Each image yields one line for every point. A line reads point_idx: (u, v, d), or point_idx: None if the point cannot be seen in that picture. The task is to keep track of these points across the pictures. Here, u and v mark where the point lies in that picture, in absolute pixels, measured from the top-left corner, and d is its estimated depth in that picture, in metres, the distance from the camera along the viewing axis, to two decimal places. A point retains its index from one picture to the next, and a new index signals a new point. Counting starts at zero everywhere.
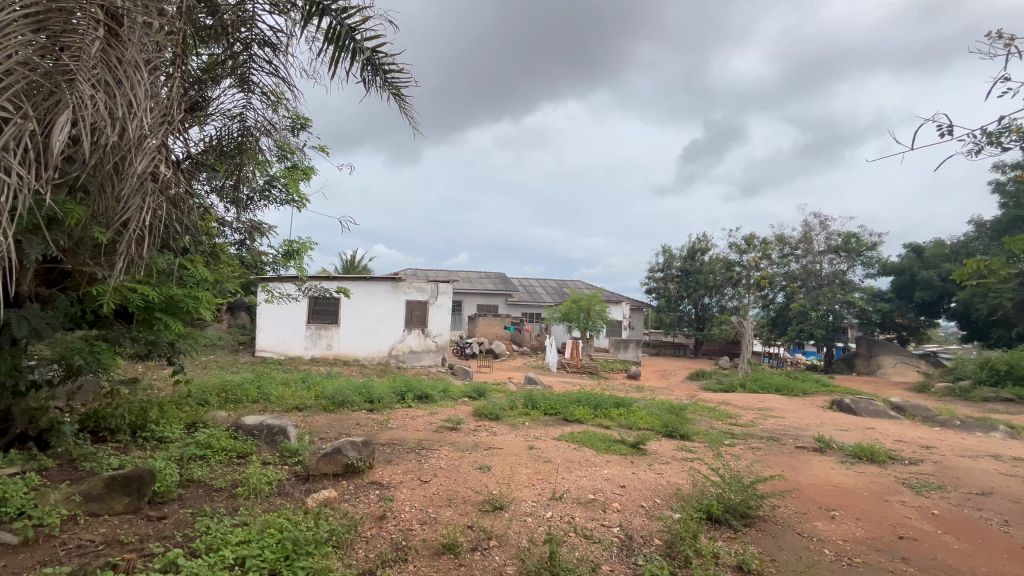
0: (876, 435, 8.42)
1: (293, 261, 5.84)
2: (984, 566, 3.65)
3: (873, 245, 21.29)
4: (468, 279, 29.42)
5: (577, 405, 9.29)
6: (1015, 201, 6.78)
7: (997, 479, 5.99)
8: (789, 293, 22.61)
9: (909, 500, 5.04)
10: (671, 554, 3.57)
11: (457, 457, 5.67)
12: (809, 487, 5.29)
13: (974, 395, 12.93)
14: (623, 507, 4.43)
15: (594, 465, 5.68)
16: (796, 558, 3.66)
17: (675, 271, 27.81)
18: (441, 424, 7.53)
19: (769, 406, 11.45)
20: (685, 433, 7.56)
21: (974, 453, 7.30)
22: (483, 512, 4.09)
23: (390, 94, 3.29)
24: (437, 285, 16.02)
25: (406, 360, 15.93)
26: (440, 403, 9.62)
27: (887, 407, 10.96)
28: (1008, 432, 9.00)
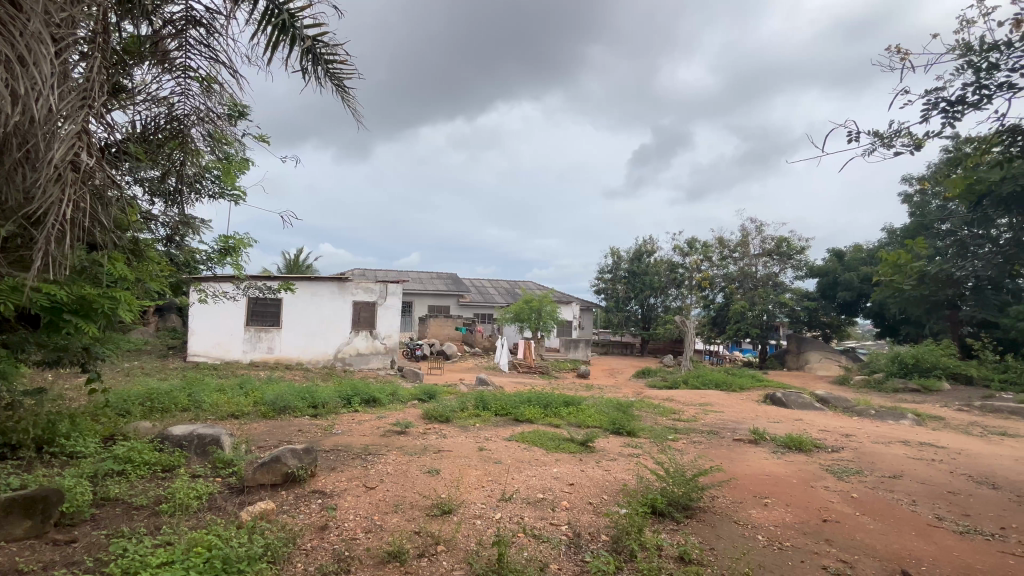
0: (803, 425, 9.05)
1: (231, 258, 5.48)
2: (896, 545, 3.97)
3: (802, 249, 22.90)
4: (419, 279, 28.93)
5: (527, 405, 9.35)
6: (918, 209, 7.59)
7: (907, 462, 6.57)
8: (728, 294, 23.84)
9: (833, 485, 5.45)
10: (617, 549, 3.64)
11: (405, 462, 5.54)
12: (745, 477, 5.59)
13: (887, 385, 14.20)
14: (571, 505, 4.49)
15: (544, 465, 5.72)
16: (732, 545, 3.84)
17: (622, 272, 28.93)
18: (389, 428, 7.33)
19: (709, 401, 12.03)
20: (631, 429, 7.80)
21: (887, 439, 8.00)
22: (430, 517, 4.01)
23: (332, 86, 3.15)
24: (386, 285, 15.59)
25: (353, 363, 15.41)
26: (388, 406, 9.38)
27: (812, 399, 11.80)
28: (916, 419, 9.92)
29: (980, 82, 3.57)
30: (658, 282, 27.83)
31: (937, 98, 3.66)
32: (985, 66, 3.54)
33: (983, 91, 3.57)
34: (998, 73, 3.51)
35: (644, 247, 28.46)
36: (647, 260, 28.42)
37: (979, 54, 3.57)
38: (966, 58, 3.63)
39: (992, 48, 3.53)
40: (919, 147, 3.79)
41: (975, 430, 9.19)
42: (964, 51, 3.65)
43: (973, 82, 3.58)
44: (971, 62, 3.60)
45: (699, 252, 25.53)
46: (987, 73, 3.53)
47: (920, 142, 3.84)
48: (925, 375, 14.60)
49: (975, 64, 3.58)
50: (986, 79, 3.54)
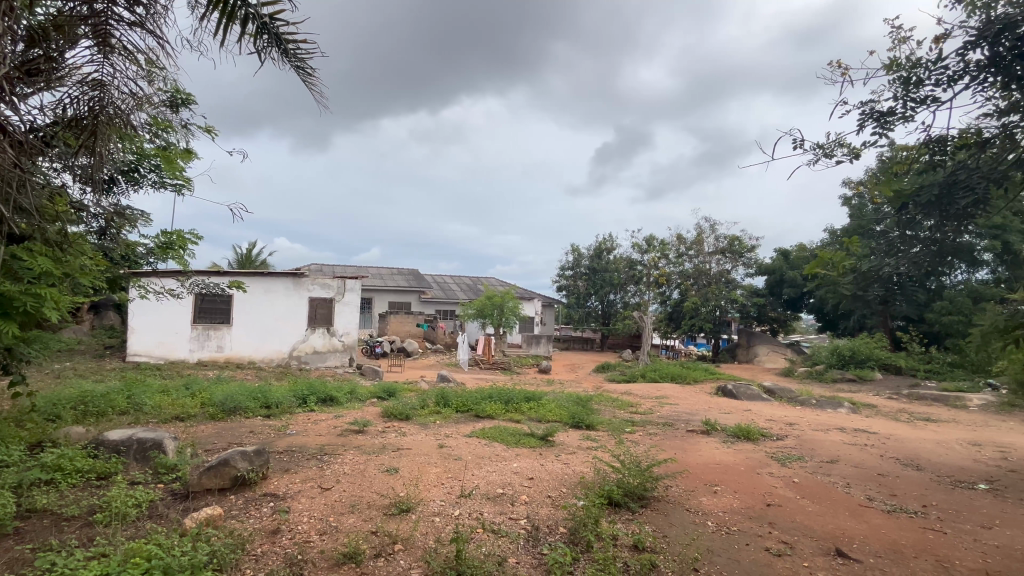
0: (751, 416, 9.51)
1: (173, 253, 5.18)
2: (831, 525, 4.25)
3: (752, 247, 23.98)
4: (379, 275, 28.34)
5: (488, 401, 9.37)
6: (855, 211, 8.06)
7: (843, 448, 7.04)
8: (683, 291, 24.64)
9: (776, 471, 5.76)
10: (574, 541, 3.72)
11: (363, 461, 5.43)
12: (696, 466, 5.82)
13: (827, 376, 15.12)
14: (530, 499, 4.53)
15: (504, 460, 5.75)
16: (683, 532, 4.00)
17: (583, 269, 29.43)
18: (346, 427, 7.16)
19: (665, 394, 12.43)
20: (591, 423, 7.94)
21: (826, 427, 8.53)
22: (388, 516, 3.95)
23: (292, 67, 3.02)
24: (344, 281, 15.16)
25: (309, 361, 14.92)
26: (346, 405, 9.18)
27: (760, 390, 12.40)
28: (851, 407, 10.65)
29: (908, 96, 3.83)
30: (618, 278, 28.52)
31: (871, 110, 3.91)
32: (912, 81, 3.81)
33: (911, 104, 3.83)
34: (923, 88, 3.78)
35: (604, 245, 29.07)
36: (607, 258, 29.07)
37: (906, 69, 3.84)
38: (896, 73, 3.90)
39: (918, 64, 3.80)
40: (857, 155, 4.04)
41: (902, 416, 9.95)
42: (895, 67, 3.93)
43: (902, 96, 3.85)
44: (900, 77, 3.86)
45: (657, 250, 26.26)
46: (913, 88, 3.80)
47: (857, 151, 4.09)
48: (860, 366, 15.64)
49: (904, 78, 3.84)
50: (912, 93, 3.81)
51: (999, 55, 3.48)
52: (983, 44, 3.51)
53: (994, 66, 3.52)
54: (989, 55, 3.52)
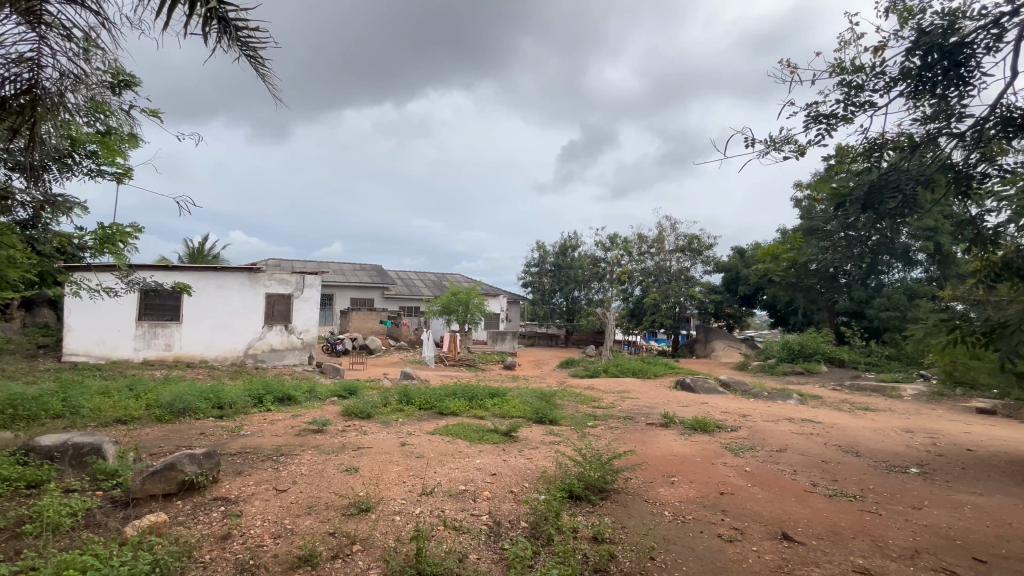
0: (708, 408, 9.88)
1: (111, 249, 4.86)
2: (779, 510, 4.46)
3: (710, 246, 24.84)
4: (341, 270, 27.66)
5: (452, 398, 9.32)
6: (804, 213, 8.49)
7: (791, 437, 7.41)
8: (645, 288, 25.26)
9: (730, 461, 6.00)
10: (535, 534, 3.75)
11: (322, 461, 5.29)
12: (655, 458, 5.99)
13: (777, 369, 15.86)
14: (492, 495, 4.54)
15: (467, 457, 5.74)
16: (641, 523, 4.10)
17: (549, 266, 29.70)
18: (304, 427, 6.96)
19: (626, 389, 12.74)
20: (554, 418, 8.03)
21: (776, 417, 8.96)
22: (347, 516, 3.87)
23: (244, 56, 2.89)
24: (303, 277, 14.70)
25: (266, 359, 14.39)
26: (305, 404, 8.92)
27: (717, 384, 12.89)
28: (799, 399, 11.23)
29: (850, 99, 4.05)
30: (582, 275, 28.93)
31: (816, 111, 4.11)
32: (854, 86, 4.02)
33: (852, 107, 4.05)
34: (863, 93, 4.00)
35: (569, 242, 29.43)
36: (572, 255, 29.44)
37: (849, 74, 4.06)
38: (840, 78, 4.12)
39: (860, 69, 4.02)
40: (803, 154, 4.25)
41: (845, 407, 10.57)
42: (839, 72, 4.14)
43: (844, 99, 4.06)
44: (844, 81, 4.08)
45: (620, 248, 26.82)
46: (854, 92, 4.01)
47: (803, 150, 4.30)
48: (808, 359, 16.49)
49: (846, 83, 4.06)
50: (854, 97, 4.03)
51: (930, 64, 3.72)
52: (916, 53, 3.75)
53: (926, 74, 3.75)
54: (920, 64, 3.76)
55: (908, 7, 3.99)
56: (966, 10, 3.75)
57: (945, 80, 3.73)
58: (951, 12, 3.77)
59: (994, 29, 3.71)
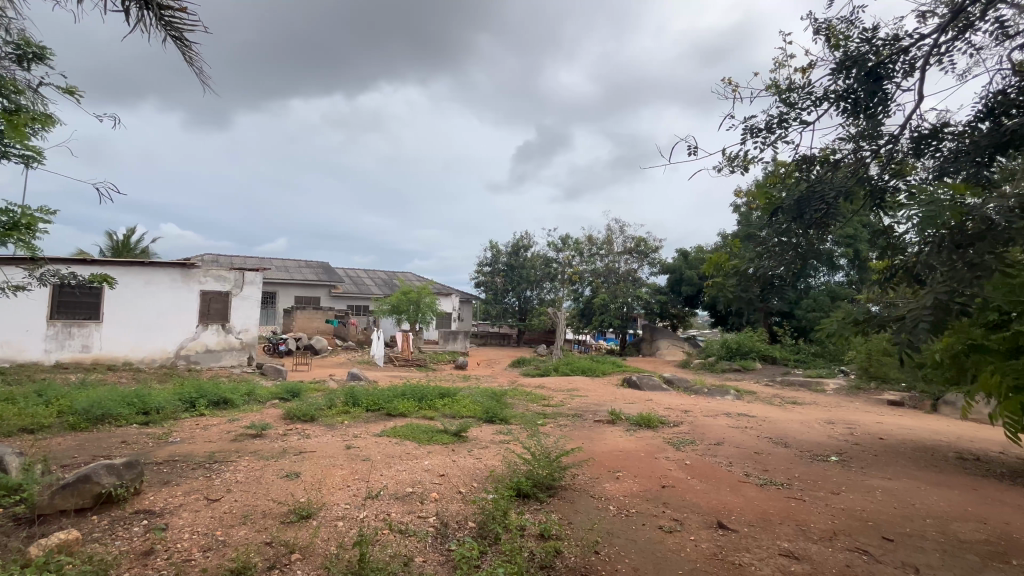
0: (652, 405, 10.26)
1: (14, 239, 4.34)
2: (716, 501, 4.69)
3: (656, 248, 25.82)
4: (284, 267, 26.46)
5: (401, 399, 9.13)
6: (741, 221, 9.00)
7: (728, 431, 7.83)
8: (594, 288, 25.90)
9: (671, 455, 6.25)
10: (483, 534, 3.75)
11: (260, 467, 5.03)
12: (601, 455, 6.13)
13: (717, 367, 16.73)
14: (441, 496, 4.50)
15: (415, 458, 5.64)
16: (587, 518, 4.19)
17: (501, 266, 29.80)
18: (242, 432, 6.58)
19: (575, 387, 13.02)
20: (504, 417, 8.05)
21: (715, 413, 9.44)
22: (286, 524, 3.70)
23: (168, 36, 2.68)
24: (242, 274, 13.93)
25: (200, 361, 13.51)
26: (242, 408, 8.44)
27: (661, 381, 13.42)
28: (735, 394, 11.89)
29: (783, 115, 4.31)
30: (534, 275, 29.20)
31: (755, 127, 4.35)
32: (788, 103, 4.29)
33: (785, 123, 4.31)
34: (795, 110, 4.27)
35: (521, 242, 29.59)
36: (524, 255, 29.62)
37: (783, 92, 4.33)
38: (775, 95, 4.38)
39: (793, 88, 4.30)
40: (745, 168, 4.49)
41: (775, 401, 11.32)
42: (775, 89, 4.41)
43: (779, 115, 4.32)
44: (778, 98, 4.34)
45: (571, 249, 27.37)
46: (788, 109, 4.28)
47: (745, 163, 4.54)
48: (744, 357, 17.50)
49: (780, 100, 4.33)
50: (787, 113, 4.29)
51: (852, 86, 4.04)
52: (841, 75, 4.07)
53: (850, 95, 4.06)
54: (844, 86, 4.07)
55: (834, 33, 4.32)
56: (882, 39, 4.11)
57: (866, 101, 4.05)
58: (870, 39, 4.12)
59: (906, 57, 4.08)
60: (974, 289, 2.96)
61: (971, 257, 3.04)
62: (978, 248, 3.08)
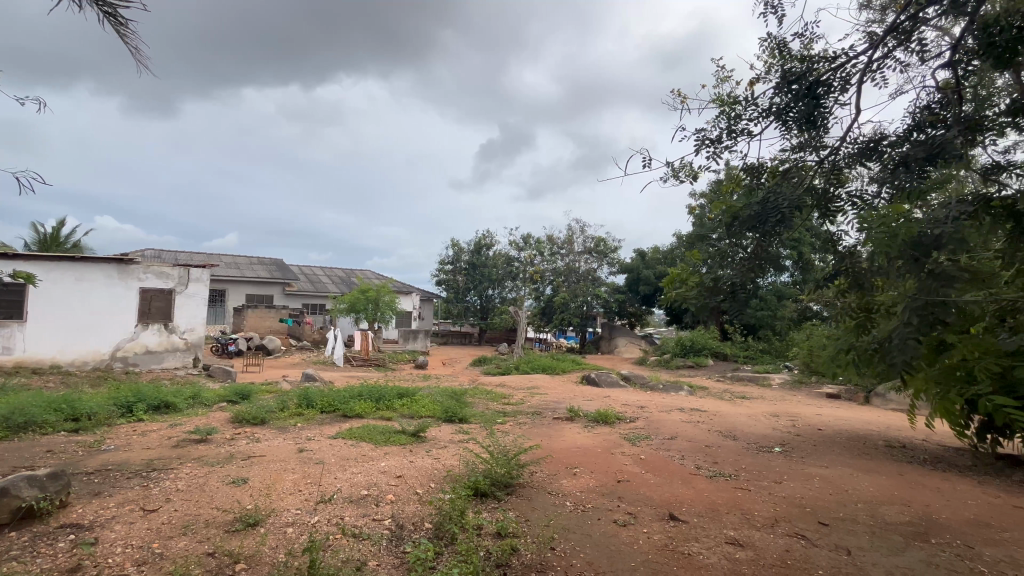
0: (610, 401, 10.48)
1: None
2: (668, 493, 4.84)
3: (616, 249, 26.40)
4: (234, 264, 25.28)
5: (357, 400, 8.91)
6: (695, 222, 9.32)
7: (681, 425, 8.10)
8: (555, 287, 26.21)
9: (627, 450, 6.40)
10: (439, 535, 3.71)
11: (203, 474, 4.78)
12: (559, 452, 6.20)
13: (672, 363, 17.30)
14: (397, 498, 4.42)
15: (372, 460, 5.52)
16: (544, 515, 4.22)
17: (463, 264, 29.62)
18: (184, 437, 6.23)
19: (535, 385, 13.13)
20: (463, 416, 7.99)
21: (670, 408, 9.75)
22: (231, 533, 3.53)
23: (100, 12, 2.51)
24: (187, 270, 13.23)
25: (139, 363, 12.70)
26: (186, 411, 8.00)
27: (619, 378, 13.74)
28: (689, 390, 12.33)
29: (730, 127, 4.48)
30: (495, 274, 29.16)
31: (705, 137, 4.50)
32: (733, 115, 4.47)
33: (733, 134, 4.49)
34: (741, 122, 4.45)
35: (483, 241, 29.46)
36: (486, 254, 29.51)
37: (729, 104, 4.50)
38: (723, 107, 4.54)
39: (736, 102, 4.48)
40: (698, 178, 4.63)
41: (726, 396, 11.81)
42: (721, 102, 4.58)
43: (726, 127, 4.49)
44: (724, 111, 4.51)
45: (533, 248, 27.57)
46: (734, 121, 4.45)
47: (695, 173, 4.68)
48: (697, 354, 18.14)
49: (727, 112, 4.50)
50: (733, 125, 4.47)
51: (794, 100, 4.26)
52: (782, 89, 4.27)
53: (791, 108, 4.27)
54: (785, 100, 4.28)
55: (777, 47, 4.52)
56: (821, 55, 4.35)
57: (808, 113, 4.27)
58: (808, 56, 4.35)
59: (841, 73, 4.34)
60: (942, 298, 3.14)
61: (932, 266, 3.23)
62: (932, 257, 3.25)
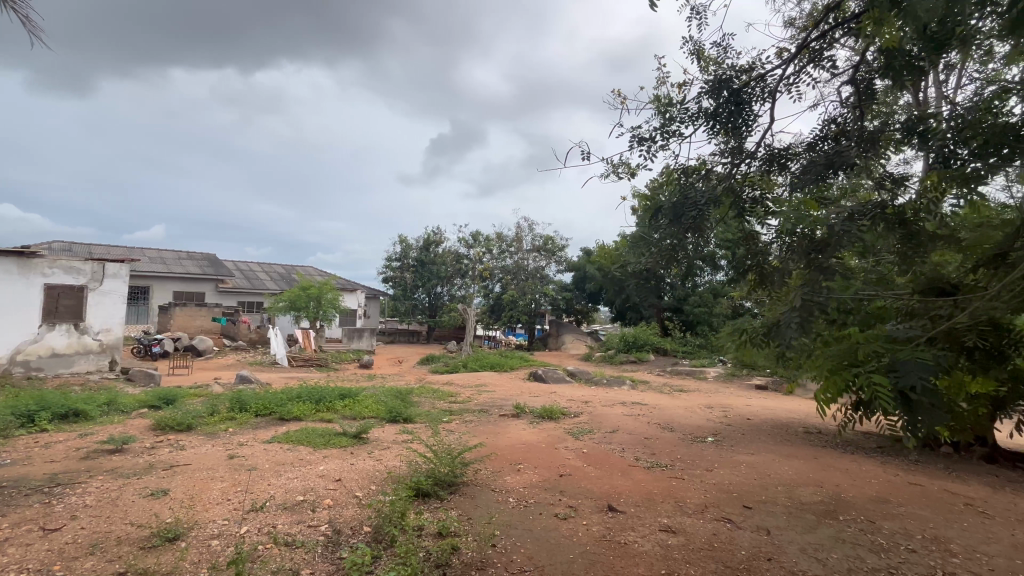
0: (555, 397, 10.66)
1: None
2: (608, 485, 4.99)
3: (563, 247, 26.91)
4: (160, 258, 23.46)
5: (296, 402, 8.52)
6: None
7: (622, 419, 8.38)
8: (504, 285, 26.39)
9: (571, 445, 6.54)
10: (378, 538, 3.62)
11: (118, 487, 4.40)
12: (504, 448, 6.24)
13: (616, 359, 17.89)
14: (335, 502, 4.27)
15: (309, 464, 5.30)
16: (486, 512, 4.23)
17: (411, 261, 29.09)
18: (97, 448, 5.70)
19: (483, 382, 13.15)
20: (408, 416, 7.85)
21: (612, 402, 10.06)
22: (147, 549, 3.27)
23: None
24: (102, 265, 12.06)
25: (44, 367, 11.51)
26: (100, 420, 7.32)
27: (565, 374, 14.01)
28: (631, 384, 12.79)
29: (664, 127, 4.67)
30: (445, 272, 28.83)
31: (641, 136, 4.65)
32: (667, 117, 4.65)
33: (666, 135, 4.67)
34: (674, 123, 4.64)
35: (432, 238, 29.01)
36: (434, 251, 29.11)
37: (664, 106, 4.68)
38: (657, 109, 4.72)
39: (670, 104, 4.67)
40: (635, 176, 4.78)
41: (665, 389, 12.35)
42: (657, 103, 4.75)
43: (660, 127, 4.67)
44: (659, 112, 4.69)
45: (482, 245, 27.54)
46: (667, 122, 4.63)
47: (631, 171, 4.82)
48: (640, 349, 18.88)
49: (661, 114, 4.68)
50: (667, 126, 4.65)
51: (720, 106, 4.49)
52: (711, 94, 4.50)
53: (719, 113, 4.51)
54: (713, 105, 4.51)
55: (708, 57, 4.76)
56: (745, 64, 4.62)
57: (732, 118, 4.51)
58: (734, 65, 4.61)
59: (764, 84, 4.62)
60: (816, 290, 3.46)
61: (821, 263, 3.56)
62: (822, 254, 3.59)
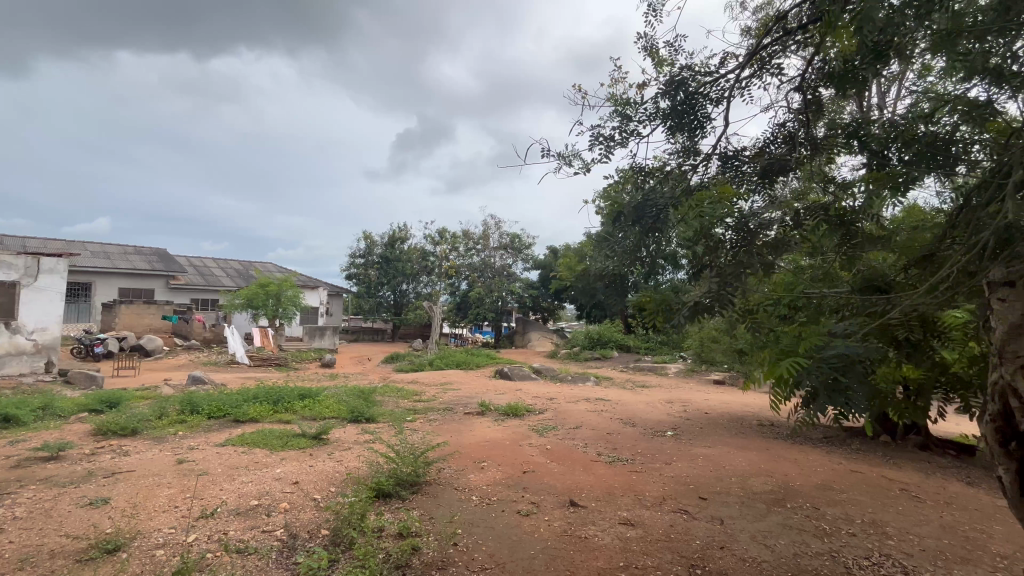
0: (521, 394, 10.70)
1: None
2: (570, 481, 5.05)
3: (530, 245, 27.02)
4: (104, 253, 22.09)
5: (252, 403, 8.20)
6: None
7: (586, 414, 8.49)
8: (471, 282, 26.26)
9: (534, 441, 6.58)
10: (336, 542, 3.53)
11: (53, 497, 4.11)
12: (468, 447, 6.21)
13: (581, 356, 18.12)
14: (292, 505, 4.15)
15: (266, 467, 5.12)
16: (448, 511, 4.20)
17: (375, 258, 28.52)
18: (29, 455, 5.31)
19: (448, 380, 13.03)
20: (370, 416, 7.69)
21: (576, 398, 10.18)
22: (85, 562, 3.08)
23: None
24: (37, 259, 11.37)
25: None
26: (34, 425, 6.82)
27: (531, 371, 14.08)
28: (595, 380, 12.98)
29: (623, 127, 4.74)
30: (410, 269, 28.37)
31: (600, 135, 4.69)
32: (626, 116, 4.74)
33: (625, 134, 4.75)
34: (632, 123, 4.72)
35: (397, 234, 28.51)
36: (400, 248, 28.61)
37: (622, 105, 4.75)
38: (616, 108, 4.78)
39: (628, 103, 4.73)
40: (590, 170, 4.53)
41: (628, 385, 12.61)
42: (615, 102, 4.80)
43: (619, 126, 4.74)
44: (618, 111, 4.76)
45: (448, 242, 27.28)
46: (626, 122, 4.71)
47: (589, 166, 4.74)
48: (604, 346, 19.18)
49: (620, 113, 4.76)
50: (626, 126, 4.72)
51: (676, 107, 4.61)
52: (667, 96, 4.60)
53: (675, 114, 4.62)
54: (670, 106, 4.61)
55: (665, 58, 4.86)
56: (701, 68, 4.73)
57: (687, 119, 4.64)
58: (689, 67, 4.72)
59: (718, 86, 4.75)
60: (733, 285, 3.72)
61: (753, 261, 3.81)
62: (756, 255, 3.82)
